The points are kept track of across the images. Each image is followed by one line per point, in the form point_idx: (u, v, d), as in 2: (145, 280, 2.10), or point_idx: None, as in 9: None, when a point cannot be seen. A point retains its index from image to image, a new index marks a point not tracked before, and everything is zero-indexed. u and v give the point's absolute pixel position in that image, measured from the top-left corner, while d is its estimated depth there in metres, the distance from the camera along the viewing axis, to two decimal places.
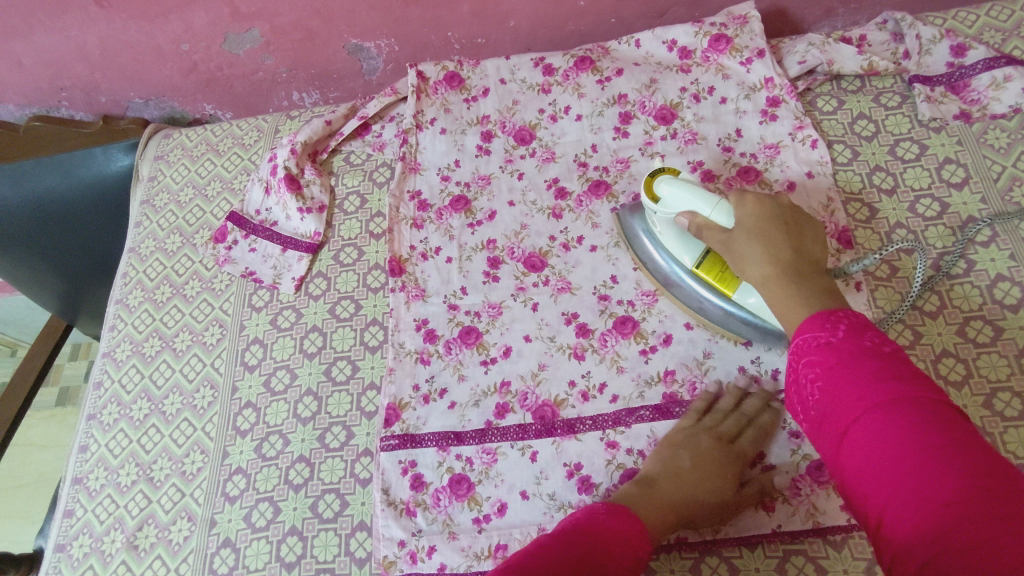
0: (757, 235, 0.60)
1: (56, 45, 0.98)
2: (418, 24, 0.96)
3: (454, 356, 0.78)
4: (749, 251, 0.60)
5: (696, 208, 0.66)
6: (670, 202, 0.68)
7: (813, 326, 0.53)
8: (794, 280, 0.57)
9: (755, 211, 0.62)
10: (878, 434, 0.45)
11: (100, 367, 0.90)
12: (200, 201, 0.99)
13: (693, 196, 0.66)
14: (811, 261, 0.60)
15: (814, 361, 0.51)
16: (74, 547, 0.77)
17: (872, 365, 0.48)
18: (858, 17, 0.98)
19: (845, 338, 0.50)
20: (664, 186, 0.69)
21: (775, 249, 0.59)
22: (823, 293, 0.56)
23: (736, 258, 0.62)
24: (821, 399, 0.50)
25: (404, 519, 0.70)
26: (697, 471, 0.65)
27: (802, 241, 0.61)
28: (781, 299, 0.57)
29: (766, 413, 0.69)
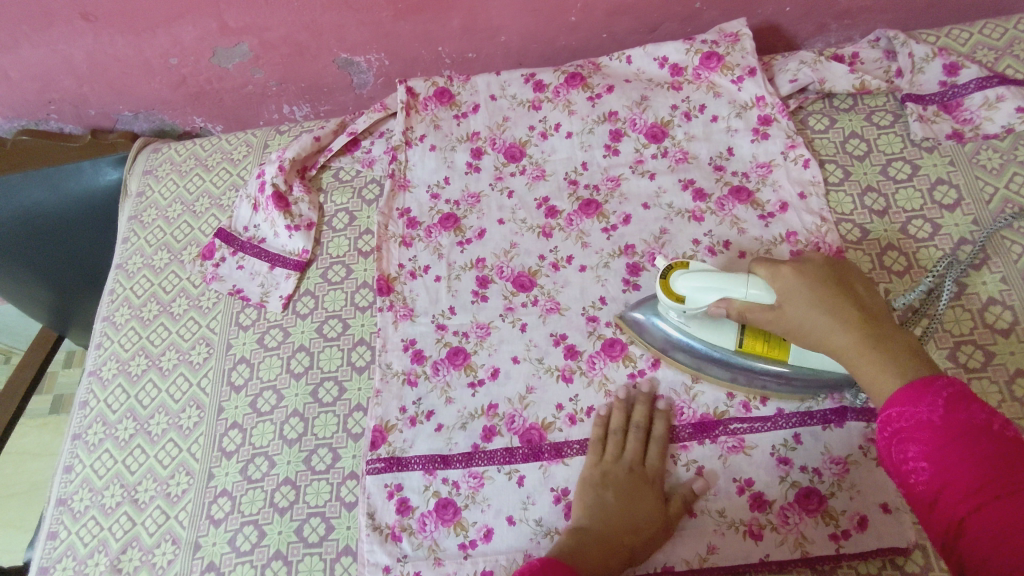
0: (814, 306, 0.58)
1: (43, 59, 0.97)
2: (408, 39, 0.95)
3: (441, 377, 0.78)
4: (811, 321, 0.58)
5: (729, 293, 0.63)
6: (697, 299, 0.65)
7: (906, 399, 0.49)
8: (875, 347, 0.54)
9: (797, 279, 0.60)
10: (1009, 526, 0.40)
11: (86, 385, 0.89)
12: (188, 217, 0.98)
13: (718, 284, 0.63)
14: (872, 315, 0.57)
15: (919, 439, 0.47)
16: (57, 570, 0.76)
17: (987, 445, 0.44)
18: (852, 33, 0.97)
19: (952, 415, 0.46)
20: (681, 285, 0.66)
21: (839, 315, 0.57)
22: (904, 355, 0.53)
23: (796, 329, 0.60)
24: (924, 482, 0.46)
25: (390, 544, 0.70)
26: (622, 506, 0.65)
27: (856, 296, 0.59)
28: (868, 372, 0.54)
29: (658, 422, 0.71)
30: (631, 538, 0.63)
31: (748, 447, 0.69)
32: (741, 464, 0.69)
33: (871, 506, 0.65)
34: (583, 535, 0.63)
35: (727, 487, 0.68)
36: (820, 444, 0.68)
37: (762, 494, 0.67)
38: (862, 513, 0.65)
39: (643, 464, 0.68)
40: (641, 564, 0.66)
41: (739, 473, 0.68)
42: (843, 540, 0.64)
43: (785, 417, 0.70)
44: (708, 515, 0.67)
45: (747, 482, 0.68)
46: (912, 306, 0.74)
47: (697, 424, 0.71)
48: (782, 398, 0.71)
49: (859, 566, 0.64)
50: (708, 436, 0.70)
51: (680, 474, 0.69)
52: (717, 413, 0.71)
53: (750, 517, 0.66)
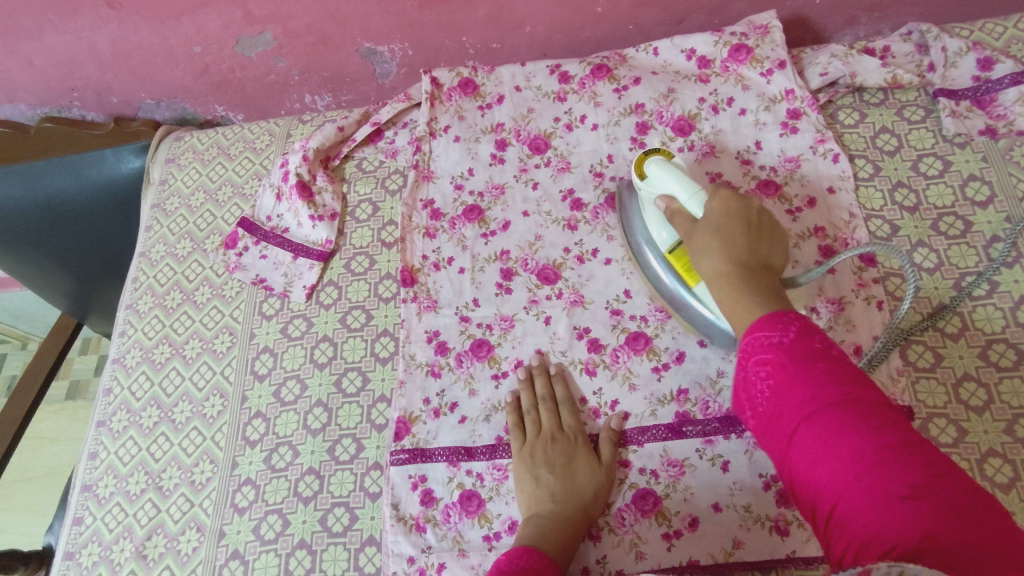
0: (711, 243, 0.59)
1: (68, 46, 0.98)
2: (433, 29, 0.95)
3: (465, 369, 0.77)
4: (708, 246, 0.59)
5: (676, 195, 0.66)
6: (654, 182, 0.68)
7: (765, 326, 0.52)
8: (745, 285, 0.56)
9: (721, 214, 0.60)
10: (828, 433, 0.44)
11: (110, 372, 0.90)
12: (211, 205, 0.98)
13: (673, 181, 0.66)
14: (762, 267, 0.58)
15: (767, 360, 0.50)
16: (83, 556, 0.77)
17: (822, 364, 0.48)
18: (882, 26, 0.96)
19: (797, 340, 0.50)
20: (651, 165, 0.69)
21: (730, 252, 0.58)
22: (775, 303, 0.54)
23: (694, 249, 0.61)
24: (768, 398, 0.50)
25: (414, 535, 0.70)
26: (558, 477, 0.67)
27: (756, 246, 0.59)
28: (732, 306, 0.56)
29: (557, 386, 0.74)
30: (575, 503, 0.66)
31: None
32: (768, 459, 0.68)
33: None
34: (540, 517, 0.65)
35: (753, 483, 0.67)
36: None
37: (789, 490, 0.67)
38: None
39: (562, 428, 0.71)
40: (666, 559, 0.66)
41: (766, 468, 0.68)
42: None
43: None
44: (734, 510, 0.67)
45: (774, 478, 0.67)
46: (942, 303, 0.73)
47: (723, 419, 0.70)
48: None
49: None
50: (735, 431, 0.70)
51: (706, 468, 0.69)
52: None
53: (777, 513, 0.66)
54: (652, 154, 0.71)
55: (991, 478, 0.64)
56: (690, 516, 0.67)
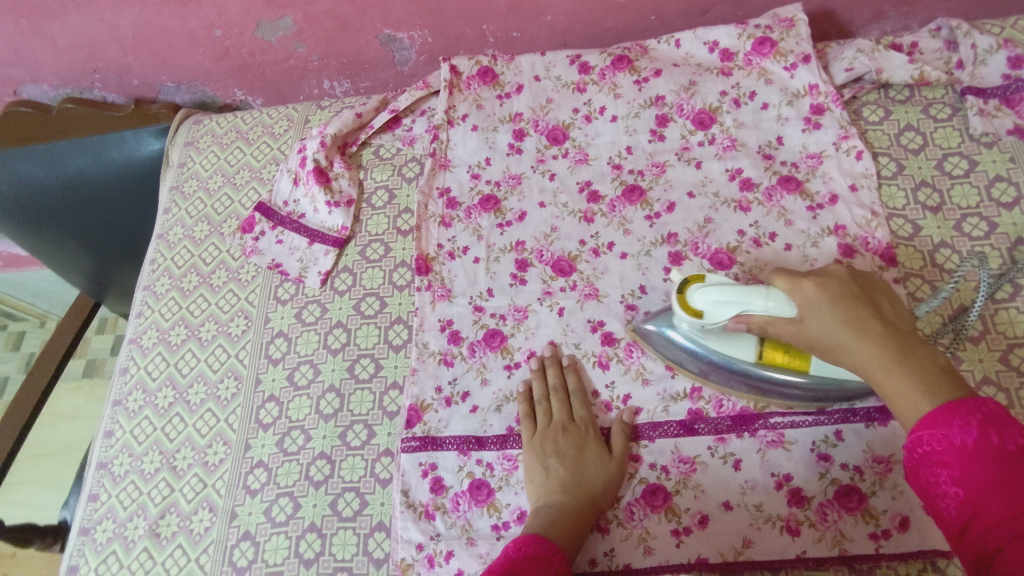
0: (825, 333, 0.56)
1: (90, 27, 0.98)
2: (453, 16, 0.94)
3: (477, 359, 0.77)
4: (836, 335, 0.55)
5: (746, 308, 0.61)
6: (713, 314, 0.63)
7: (936, 420, 0.47)
8: (891, 370, 0.51)
9: (820, 294, 0.57)
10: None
11: (127, 352, 0.91)
12: (228, 189, 0.99)
13: (725, 292, 0.62)
14: (892, 332, 0.54)
15: (947, 465, 0.45)
16: (98, 531, 0.78)
17: (1018, 472, 0.42)
18: (910, 21, 0.94)
19: (983, 439, 0.44)
20: (693, 302, 0.65)
21: (862, 329, 0.54)
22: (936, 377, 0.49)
23: (824, 347, 0.57)
24: (955, 506, 0.45)
25: (423, 522, 0.70)
26: (567, 468, 0.67)
27: (866, 312, 0.55)
28: (894, 399, 0.51)
29: (568, 377, 0.74)
30: (584, 495, 0.65)
31: (788, 442, 0.68)
32: (780, 459, 0.67)
33: (913, 506, 0.64)
34: (548, 508, 0.64)
35: (765, 482, 0.67)
36: (862, 442, 0.67)
37: (800, 490, 0.66)
38: (903, 514, 0.64)
39: (573, 420, 0.71)
40: (674, 555, 0.66)
41: (778, 468, 0.67)
42: (883, 540, 0.63)
43: (826, 412, 0.68)
44: (744, 509, 0.66)
45: (786, 477, 0.67)
46: (963, 306, 0.72)
47: (736, 417, 0.70)
48: None
49: (898, 567, 0.63)
50: (747, 430, 0.69)
51: (717, 466, 0.68)
52: (757, 407, 0.70)
53: (788, 513, 0.65)
54: (682, 291, 0.66)
55: None
56: (700, 513, 0.67)
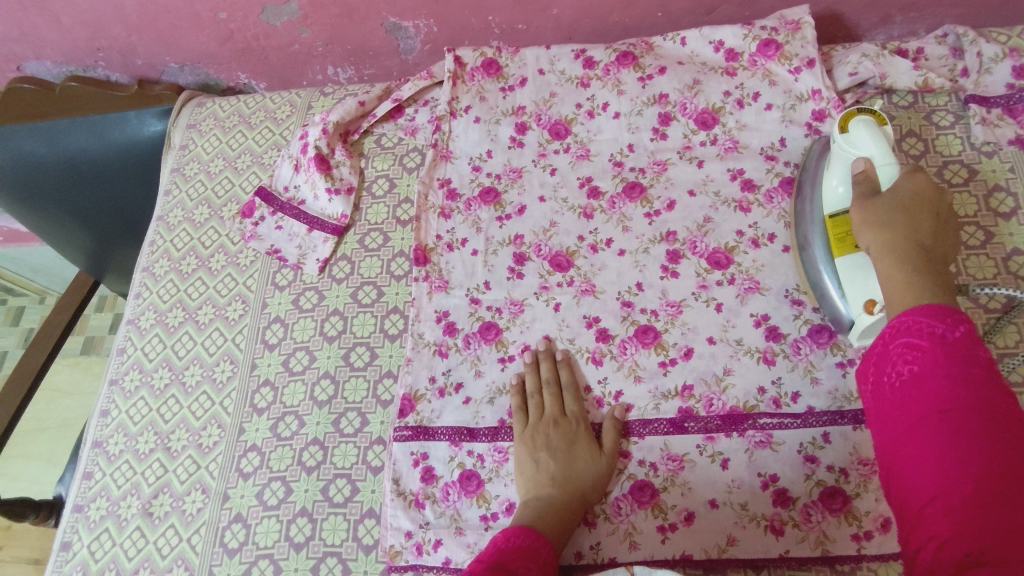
0: (890, 212, 0.59)
1: (95, 6, 0.98)
2: (459, 7, 0.94)
3: (472, 350, 0.78)
4: (896, 224, 0.58)
5: (873, 159, 0.65)
6: (855, 142, 0.67)
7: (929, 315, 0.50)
8: (916, 264, 0.55)
9: (917, 196, 0.60)
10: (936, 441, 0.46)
11: (124, 333, 0.91)
12: (229, 173, 0.99)
13: (876, 144, 0.65)
14: (936, 252, 0.57)
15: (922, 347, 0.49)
16: (91, 509, 0.79)
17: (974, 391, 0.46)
18: (917, 26, 0.93)
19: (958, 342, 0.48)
20: (858, 123, 0.68)
21: (914, 234, 0.57)
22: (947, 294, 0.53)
23: (871, 219, 0.60)
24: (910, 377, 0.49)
25: (413, 511, 0.71)
26: (558, 462, 0.68)
27: (934, 231, 0.58)
28: (899, 281, 0.55)
29: (561, 372, 0.75)
30: (574, 488, 0.66)
31: (776, 442, 0.69)
32: (768, 460, 0.68)
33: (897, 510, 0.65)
34: (538, 501, 0.65)
35: (751, 482, 0.68)
36: (849, 445, 0.68)
37: (786, 490, 0.67)
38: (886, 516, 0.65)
39: (565, 414, 0.72)
40: (659, 551, 0.67)
41: (764, 468, 0.68)
42: (865, 542, 0.64)
43: (815, 415, 0.69)
44: (730, 507, 0.67)
45: (772, 478, 0.67)
46: None
47: (726, 417, 0.70)
48: (815, 397, 0.70)
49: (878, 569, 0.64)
50: (736, 429, 0.70)
51: (704, 464, 0.69)
52: (747, 407, 0.71)
53: (773, 512, 0.66)
54: (864, 112, 0.69)
55: None
56: (686, 510, 0.68)
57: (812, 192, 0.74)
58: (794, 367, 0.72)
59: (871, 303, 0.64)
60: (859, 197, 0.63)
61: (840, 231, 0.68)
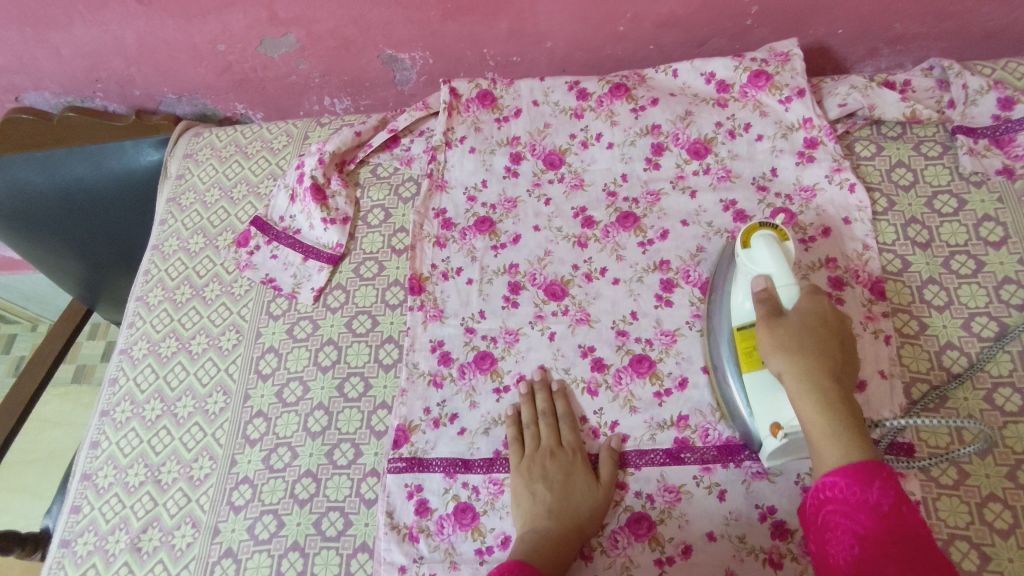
0: (806, 345, 0.58)
1: (95, 39, 0.99)
2: (454, 39, 0.95)
3: (467, 380, 0.78)
4: (806, 346, 0.58)
5: (774, 278, 0.63)
6: (756, 259, 0.64)
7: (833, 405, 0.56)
8: (834, 407, 0.55)
9: (822, 313, 0.60)
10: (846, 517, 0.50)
11: (116, 362, 0.91)
12: (225, 202, 0.99)
13: (776, 264, 0.63)
14: (845, 381, 0.58)
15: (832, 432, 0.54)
16: (78, 544, 0.78)
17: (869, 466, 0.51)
18: (903, 58, 0.95)
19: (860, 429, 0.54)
20: (757, 239, 0.65)
21: (826, 360, 0.58)
22: (863, 433, 0.54)
23: (778, 336, 0.60)
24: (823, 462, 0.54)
25: (406, 544, 0.70)
26: (555, 494, 0.67)
27: (842, 359, 0.59)
28: (817, 419, 0.55)
29: (557, 402, 0.74)
30: (571, 521, 0.66)
31: (773, 474, 0.68)
32: (765, 491, 0.68)
33: None
34: (535, 534, 0.64)
35: (749, 513, 0.67)
36: None
37: (784, 522, 0.66)
38: None
39: (561, 445, 0.72)
40: None
41: (762, 499, 0.67)
42: None
43: None
44: (728, 540, 0.66)
45: (770, 509, 0.67)
46: (949, 342, 0.73)
47: (722, 448, 0.70)
48: None
49: None
50: (733, 460, 0.69)
51: (701, 496, 0.68)
52: (743, 437, 0.70)
53: (771, 545, 0.65)
54: (766, 227, 0.66)
55: (990, 523, 0.64)
56: (684, 543, 0.67)
57: (720, 304, 0.72)
58: None
59: (778, 428, 0.62)
60: (768, 322, 0.61)
61: (746, 347, 0.66)
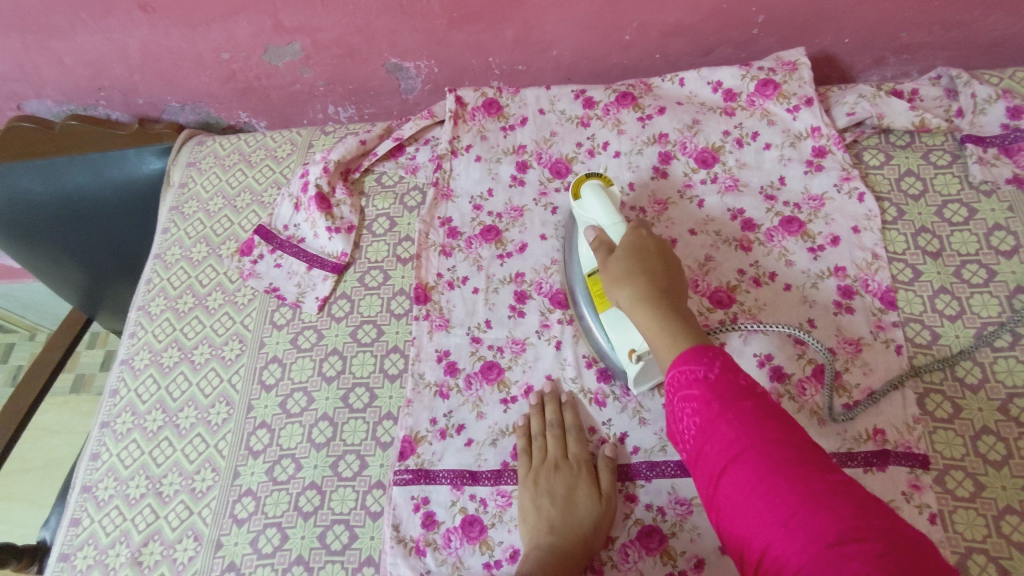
0: (633, 272, 0.62)
1: (98, 47, 0.99)
2: (460, 48, 0.95)
3: (474, 392, 0.76)
4: (630, 273, 0.62)
5: (604, 227, 0.69)
6: (588, 209, 0.72)
7: (689, 357, 0.54)
8: (663, 309, 0.59)
9: (640, 244, 0.65)
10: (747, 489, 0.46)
11: (117, 373, 0.89)
12: (229, 211, 0.99)
13: (604, 209, 0.70)
14: (675, 292, 0.62)
15: (693, 396, 0.52)
16: (78, 558, 0.76)
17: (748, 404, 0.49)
18: (910, 68, 0.95)
19: (724, 376, 0.52)
20: (586, 190, 0.73)
21: (650, 282, 0.61)
22: (693, 328, 0.58)
23: (609, 277, 0.64)
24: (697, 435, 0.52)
25: (413, 559, 0.68)
26: (560, 507, 0.66)
27: (666, 274, 0.63)
28: (658, 333, 0.58)
29: (566, 414, 0.73)
30: (577, 535, 0.65)
31: None
32: None
33: None
34: (543, 550, 0.63)
35: None
36: None
37: None
38: None
39: (567, 457, 0.70)
40: None
41: None
42: None
43: (825, 457, 0.68)
44: None
45: None
46: (963, 353, 0.72)
47: None
48: (824, 438, 0.69)
49: None
50: None
51: None
52: None
53: None
54: (592, 177, 0.74)
55: (1008, 536, 0.63)
56: (696, 557, 0.65)
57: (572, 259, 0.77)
58: (799, 408, 0.71)
59: (633, 352, 0.68)
60: (602, 260, 0.66)
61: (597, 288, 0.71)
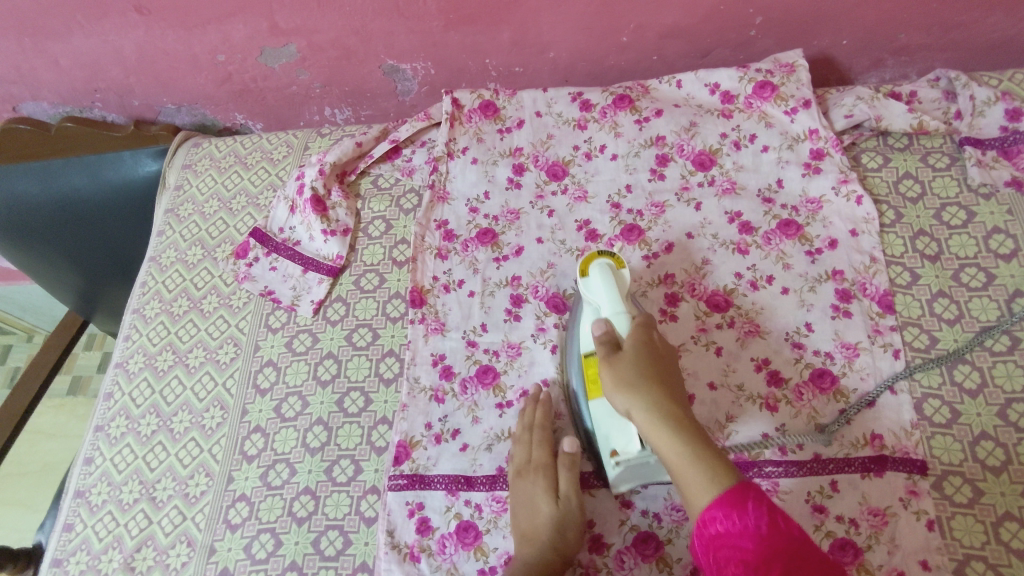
0: (641, 376, 0.58)
1: (94, 49, 0.98)
2: (456, 50, 0.95)
3: (469, 396, 0.76)
4: (635, 380, 0.58)
5: (612, 318, 0.65)
6: (596, 293, 0.68)
7: (727, 505, 0.49)
8: (685, 433, 0.54)
9: (644, 346, 0.62)
10: None
11: (111, 377, 0.89)
12: (224, 213, 0.98)
13: (611, 298, 0.66)
14: (683, 403, 0.58)
15: (743, 550, 0.47)
16: (71, 563, 0.76)
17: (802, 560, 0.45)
18: (908, 69, 0.95)
19: (774, 526, 0.47)
20: (596, 271, 0.69)
21: (659, 387, 0.58)
22: (715, 450, 0.53)
23: (613, 378, 0.59)
24: None
25: (408, 564, 0.68)
26: (523, 516, 0.67)
27: (672, 382, 0.59)
28: (676, 460, 0.53)
29: (536, 412, 0.73)
30: (537, 542, 0.64)
31: (783, 491, 0.67)
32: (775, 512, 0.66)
33: (910, 565, 0.62)
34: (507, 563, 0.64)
35: None
36: (858, 495, 0.66)
37: None
38: (899, 569, 0.62)
39: (531, 459, 0.70)
40: None
41: None
42: None
43: (822, 463, 0.67)
44: None
45: None
46: (961, 357, 0.71)
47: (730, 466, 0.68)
48: (822, 443, 0.68)
49: None
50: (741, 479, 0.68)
51: None
52: (753, 455, 0.69)
53: None
54: (603, 257, 0.70)
55: (1006, 543, 0.62)
56: (692, 563, 0.65)
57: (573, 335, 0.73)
58: (796, 414, 0.70)
59: (614, 454, 0.64)
60: (605, 358, 0.61)
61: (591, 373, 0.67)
